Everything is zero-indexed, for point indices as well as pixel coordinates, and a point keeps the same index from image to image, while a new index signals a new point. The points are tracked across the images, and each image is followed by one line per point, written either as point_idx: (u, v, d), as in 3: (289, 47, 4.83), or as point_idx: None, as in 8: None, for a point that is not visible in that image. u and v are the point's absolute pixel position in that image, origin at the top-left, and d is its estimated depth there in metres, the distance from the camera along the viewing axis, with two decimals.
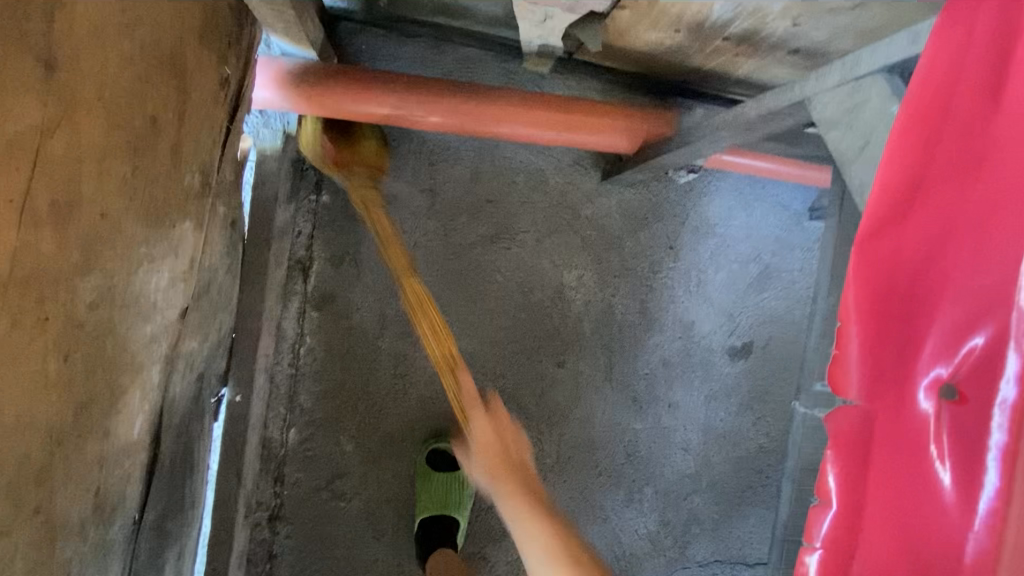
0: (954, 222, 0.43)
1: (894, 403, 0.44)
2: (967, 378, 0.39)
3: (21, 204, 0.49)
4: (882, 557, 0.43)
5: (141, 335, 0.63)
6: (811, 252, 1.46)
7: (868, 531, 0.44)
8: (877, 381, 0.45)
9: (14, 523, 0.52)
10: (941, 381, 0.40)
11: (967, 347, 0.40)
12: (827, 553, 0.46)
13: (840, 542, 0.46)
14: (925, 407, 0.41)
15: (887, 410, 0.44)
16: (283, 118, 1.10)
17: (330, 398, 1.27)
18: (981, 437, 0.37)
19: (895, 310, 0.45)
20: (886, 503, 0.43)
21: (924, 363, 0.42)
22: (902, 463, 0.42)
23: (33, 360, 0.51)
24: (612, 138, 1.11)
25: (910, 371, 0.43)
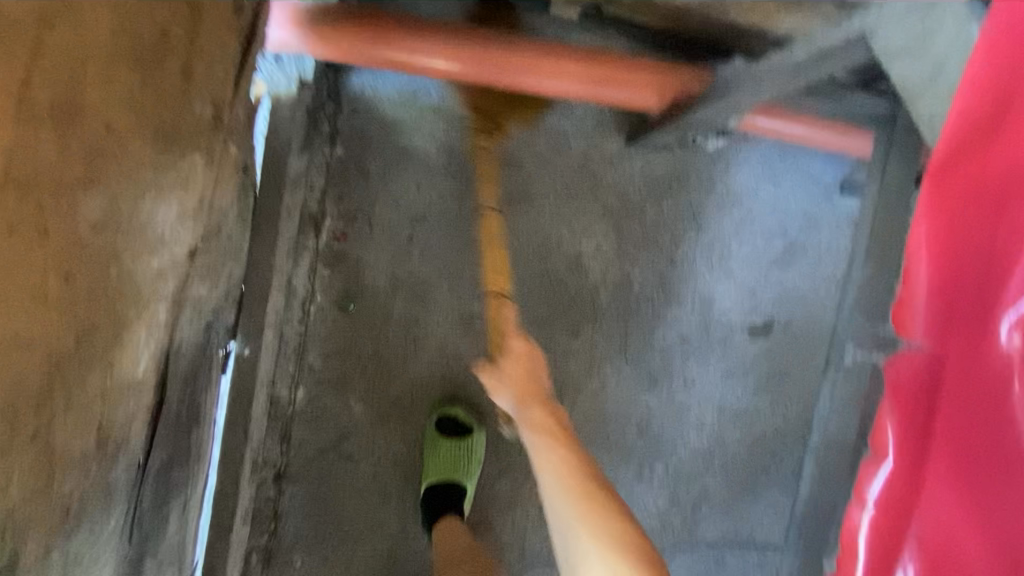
0: None
1: (967, 346, 0.46)
2: None
3: (19, 97, 0.47)
4: (948, 500, 0.47)
5: (145, 269, 0.56)
6: (840, 229, 1.41)
7: (931, 473, 0.47)
8: (948, 325, 0.47)
9: (14, 444, 0.50)
10: None
11: None
12: (882, 506, 0.50)
13: (897, 494, 0.49)
14: (1009, 347, 0.43)
15: (959, 352, 0.46)
16: (297, 63, 1.03)
17: (340, 358, 1.24)
18: None
19: (971, 250, 0.46)
20: (957, 445, 0.46)
21: (1011, 301, 0.43)
22: (979, 406, 0.45)
23: (30, 272, 0.49)
24: (642, 95, 1.06)
25: (994, 310, 0.44)
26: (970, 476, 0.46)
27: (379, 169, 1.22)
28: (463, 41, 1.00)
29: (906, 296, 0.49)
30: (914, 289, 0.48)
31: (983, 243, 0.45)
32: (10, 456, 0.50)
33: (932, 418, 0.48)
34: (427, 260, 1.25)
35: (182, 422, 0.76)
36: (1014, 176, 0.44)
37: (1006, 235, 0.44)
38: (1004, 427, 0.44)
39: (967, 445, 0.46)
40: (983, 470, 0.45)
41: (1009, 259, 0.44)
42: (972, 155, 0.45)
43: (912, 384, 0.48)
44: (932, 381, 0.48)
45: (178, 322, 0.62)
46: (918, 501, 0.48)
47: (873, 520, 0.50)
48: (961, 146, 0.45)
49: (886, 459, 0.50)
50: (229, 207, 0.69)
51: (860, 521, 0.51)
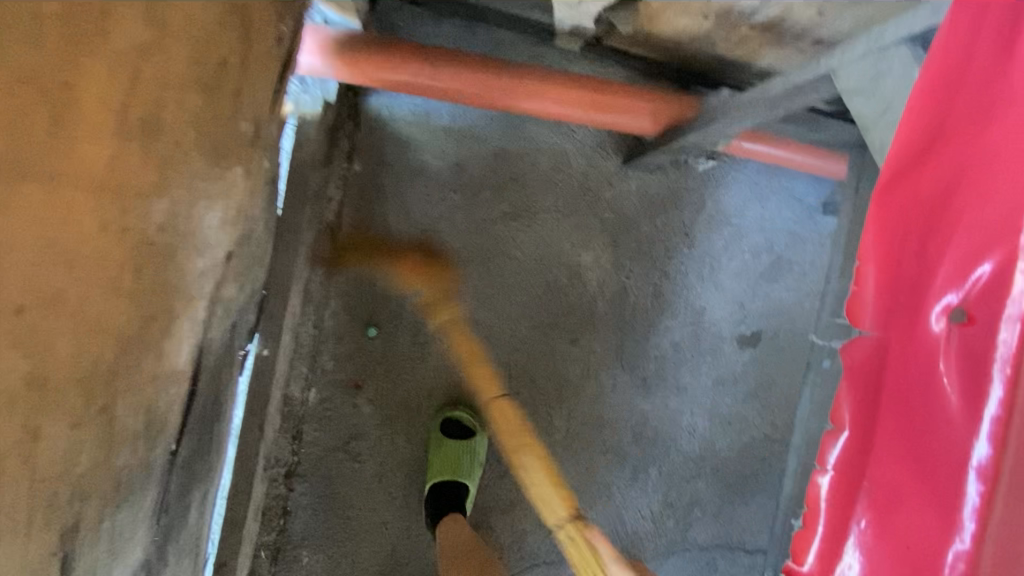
0: (963, 172, 0.49)
1: (906, 329, 0.51)
2: (976, 300, 0.46)
3: (116, 113, 0.53)
4: (891, 469, 0.49)
5: (193, 266, 0.64)
6: (823, 246, 1.50)
7: (877, 443, 0.51)
8: (893, 314, 0.53)
9: (85, 419, 0.55)
10: (952, 306, 0.47)
11: (977, 272, 0.46)
12: (837, 474, 0.53)
13: (849, 462, 0.53)
14: (937, 329, 0.48)
15: (901, 336, 0.51)
16: (321, 86, 1.14)
17: (351, 361, 1.31)
18: (990, 347, 0.44)
19: (908, 253, 0.53)
20: (898, 419, 0.50)
21: (938, 291, 0.48)
22: (914, 383, 0.49)
23: (110, 266, 0.55)
24: (637, 121, 1.16)
25: (925, 299, 0.49)
26: (909, 448, 0.48)
27: (392, 184, 1.31)
28: (470, 67, 1.09)
29: (858, 291, 0.56)
30: (864, 286, 0.55)
31: (918, 245, 0.52)
32: (80, 429, 0.55)
33: (881, 394, 0.52)
34: None
35: (209, 412, 0.82)
36: (940, 190, 0.51)
37: (940, 233, 0.50)
38: (935, 401, 0.47)
39: (906, 419, 0.49)
40: (919, 442, 0.48)
41: (937, 256, 0.49)
42: (911, 172, 0.53)
43: (863, 363, 0.54)
44: (881, 362, 0.53)
45: (213, 320, 0.70)
46: (867, 469, 0.51)
47: (828, 489, 0.53)
48: (902, 167, 0.54)
49: (844, 432, 0.54)
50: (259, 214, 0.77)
51: (820, 488, 0.54)
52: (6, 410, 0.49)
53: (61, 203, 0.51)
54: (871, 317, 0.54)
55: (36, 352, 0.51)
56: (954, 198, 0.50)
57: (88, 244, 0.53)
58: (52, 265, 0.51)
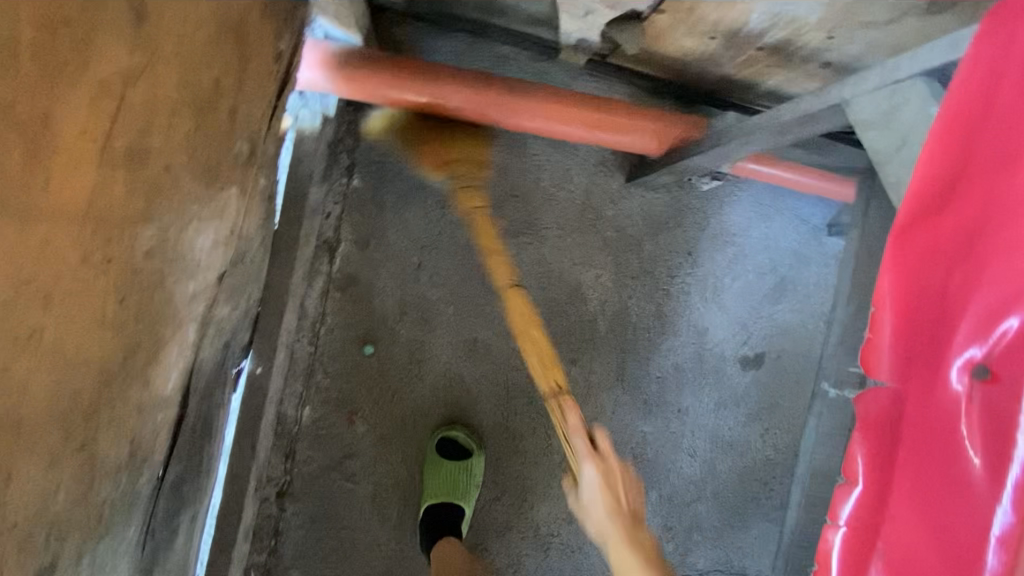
0: (989, 215, 0.47)
1: (925, 383, 0.49)
2: (999, 359, 0.43)
3: (101, 143, 0.51)
4: (906, 530, 0.47)
5: (181, 289, 0.61)
6: (827, 267, 1.48)
7: (893, 502, 0.49)
8: (909, 367, 0.51)
9: (63, 457, 0.52)
10: (974, 362, 0.45)
11: (1001, 329, 0.43)
12: (850, 531, 0.52)
13: (863, 519, 0.51)
14: (956, 388, 0.46)
15: (919, 389, 0.49)
16: (322, 101, 1.14)
17: (346, 378, 1.29)
18: (1012, 414, 0.41)
19: (928, 304, 0.51)
20: (916, 478, 0.48)
21: (959, 346, 0.46)
22: (934, 443, 0.47)
23: (95, 298, 0.52)
24: (642, 142, 1.14)
25: (945, 353, 0.47)
26: (926, 510, 0.46)
27: (391, 200, 1.29)
28: (479, 87, 1.08)
29: (873, 338, 0.54)
30: (880, 333, 0.54)
31: (936, 297, 0.50)
32: (57, 467, 0.52)
33: (898, 449, 0.50)
34: (435, 286, 1.31)
35: (198, 436, 0.79)
36: (964, 235, 0.49)
37: (959, 280, 0.48)
38: (954, 461, 0.45)
39: (924, 479, 0.47)
40: (937, 506, 0.46)
41: (957, 309, 0.48)
42: (928, 219, 0.52)
43: (878, 417, 0.52)
44: (896, 415, 0.51)
45: (201, 339, 0.68)
46: (882, 528, 0.49)
47: (840, 545, 0.52)
48: (918, 214, 0.52)
49: (857, 487, 0.53)
50: (252, 234, 0.75)
51: (831, 544, 0.53)
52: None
53: (42, 241, 0.48)
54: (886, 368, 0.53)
55: (12, 397, 0.48)
56: (974, 251, 0.48)
57: (71, 275, 0.50)
58: (28, 300, 0.48)
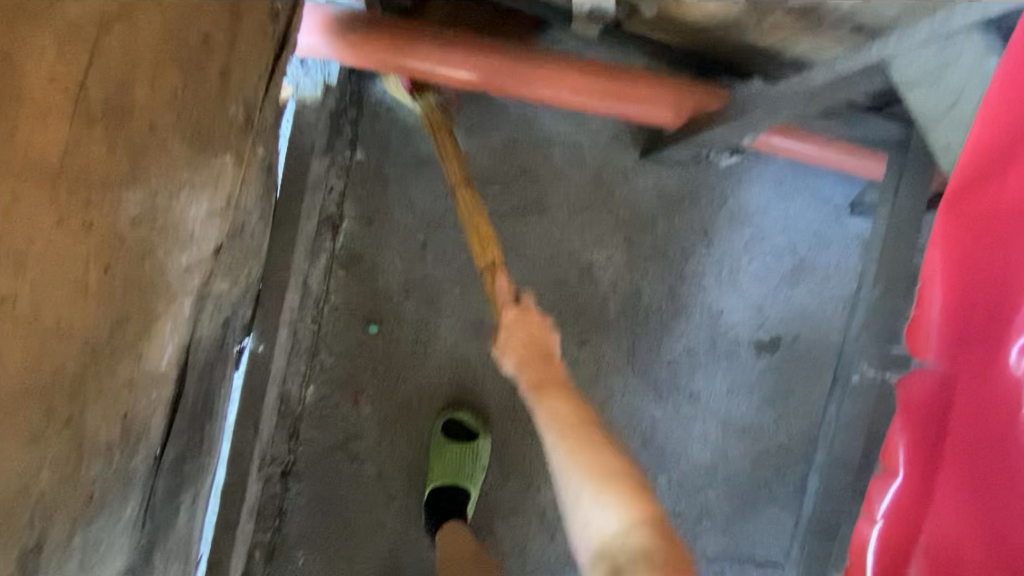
0: None
1: (980, 364, 0.45)
2: None
3: (76, 95, 0.48)
4: (954, 523, 0.45)
5: (174, 262, 0.55)
6: (849, 249, 1.42)
7: (939, 494, 0.47)
8: (957, 345, 0.47)
9: (45, 431, 0.50)
10: None
11: None
12: (888, 524, 0.49)
13: (904, 512, 0.48)
14: (1017, 369, 0.43)
15: (971, 372, 0.46)
16: (324, 69, 1.08)
17: (350, 358, 1.26)
18: None
19: (981, 274, 0.46)
20: (966, 468, 0.45)
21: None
22: (988, 432, 0.44)
23: (74, 264, 0.49)
24: (660, 113, 1.08)
25: (1006, 333, 0.44)
26: (982, 504, 0.44)
27: (396, 174, 1.24)
28: (486, 53, 1.02)
29: (920, 317, 0.49)
30: (927, 311, 0.49)
31: (995, 269, 0.45)
32: (42, 443, 0.50)
33: (943, 440, 0.47)
34: (441, 265, 1.27)
35: (197, 416, 0.77)
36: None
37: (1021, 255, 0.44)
38: (1015, 451, 0.43)
39: (977, 470, 0.45)
40: (993, 501, 0.44)
41: (1019, 285, 0.44)
42: (987, 181, 0.47)
43: (922, 400, 0.48)
44: (943, 400, 0.47)
45: (200, 319, 0.62)
46: (926, 519, 0.47)
47: (878, 538, 0.50)
48: (971, 179, 0.47)
49: (896, 478, 0.49)
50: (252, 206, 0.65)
51: (867, 536, 0.50)
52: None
53: (14, 201, 0.47)
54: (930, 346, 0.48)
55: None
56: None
57: (47, 240, 0.48)
58: (2, 266, 0.46)
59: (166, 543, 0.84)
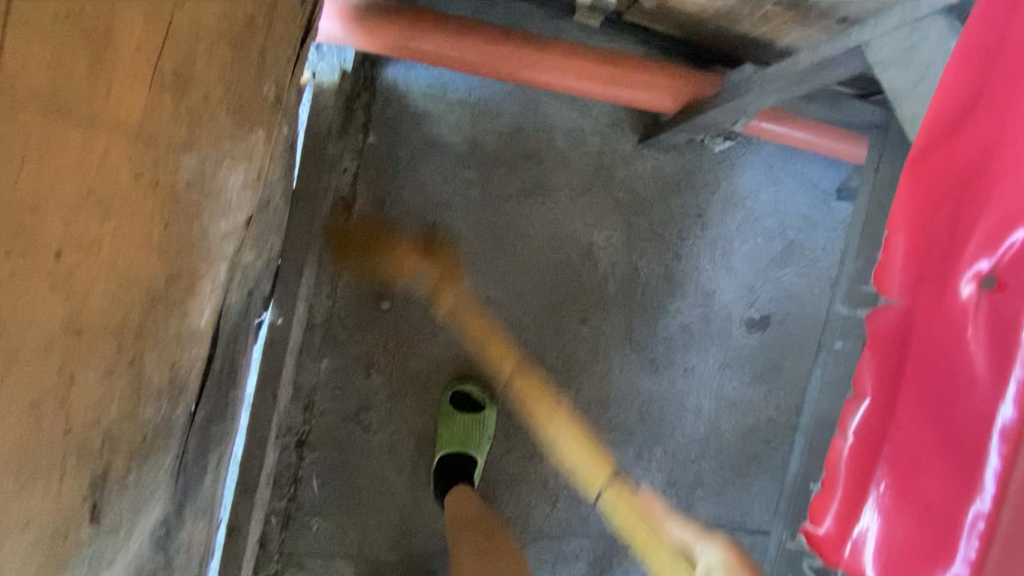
0: (1004, 135, 0.49)
1: (934, 296, 0.51)
2: (1007, 268, 0.47)
3: (152, 62, 0.51)
4: (911, 435, 0.50)
5: (214, 229, 0.60)
6: (835, 232, 1.50)
7: (897, 411, 0.52)
8: (916, 281, 0.53)
9: (116, 368, 0.55)
10: (983, 273, 0.48)
11: (1008, 241, 0.47)
12: (858, 440, 0.54)
13: (870, 429, 0.53)
14: (965, 297, 0.48)
15: (927, 304, 0.51)
16: (340, 55, 1.14)
17: (362, 333, 1.32)
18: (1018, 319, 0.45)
19: (939, 221, 0.52)
20: (920, 385, 0.50)
21: (970, 258, 0.49)
22: (939, 352, 0.49)
23: (143, 217, 0.54)
24: (657, 98, 1.15)
25: (955, 266, 0.50)
26: (934, 414, 0.49)
27: (407, 157, 1.29)
28: (496, 42, 1.08)
29: (886, 259, 0.55)
30: (892, 254, 0.55)
31: (948, 213, 0.52)
32: (113, 376, 0.55)
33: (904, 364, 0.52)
34: (449, 244, 1.32)
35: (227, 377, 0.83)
36: (977, 158, 0.50)
37: (969, 203, 0.50)
38: (961, 366, 0.48)
39: (930, 385, 0.50)
40: (943, 412, 0.48)
41: (968, 225, 0.50)
42: (947, 140, 0.52)
43: (887, 332, 0.54)
44: (904, 331, 0.53)
45: (232, 285, 0.66)
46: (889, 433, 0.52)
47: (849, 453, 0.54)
48: (935, 137, 0.53)
49: (865, 399, 0.55)
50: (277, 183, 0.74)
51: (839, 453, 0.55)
52: (44, 351, 0.50)
53: (100, 153, 0.50)
54: (891, 284, 0.55)
55: (75, 295, 0.51)
56: (987, 171, 0.50)
57: (122, 192, 0.52)
58: (88, 209, 0.50)
59: (195, 497, 0.90)
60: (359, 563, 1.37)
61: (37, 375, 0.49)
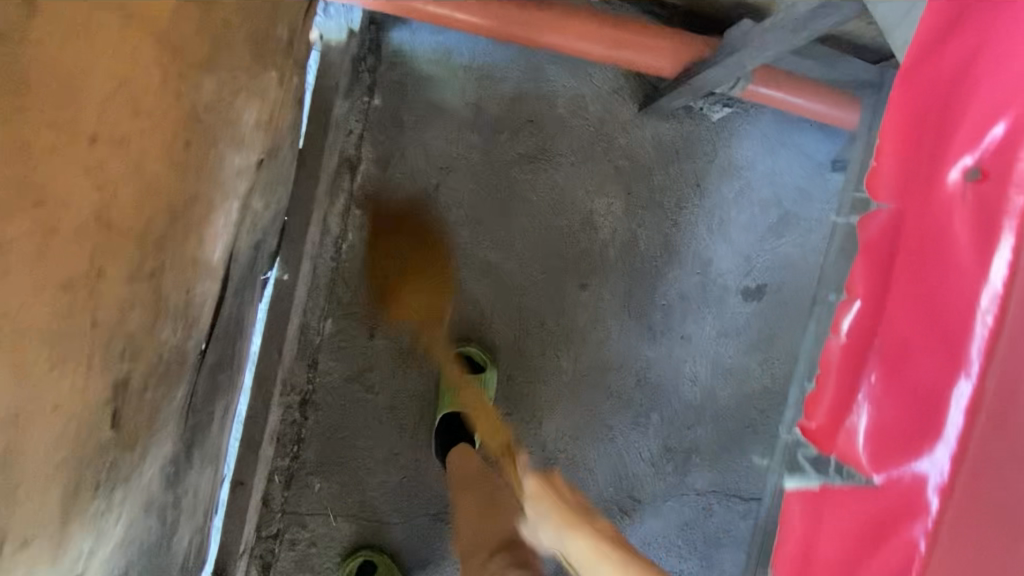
0: (989, 35, 0.52)
1: (922, 198, 0.54)
2: (990, 160, 0.50)
3: None
4: (902, 325, 0.54)
5: (231, 161, 0.63)
6: (829, 203, 1.53)
7: (888, 305, 0.55)
8: (908, 187, 0.56)
9: (137, 275, 0.54)
10: (968, 167, 0.51)
11: (991, 135, 0.50)
12: (851, 338, 0.58)
13: (863, 327, 0.57)
14: (953, 190, 0.52)
15: (916, 203, 0.55)
16: (347, 14, 1.14)
17: (366, 294, 1.34)
18: (1002, 204, 0.49)
19: (929, 125, 0.55)
20: (910, 278, 0.54)
21: (957, 155, 0.52)
22: (929, 246, 0.53)
23: (166, 127, 0.54)
24: (658, 61, 1.18)
25: (943, 164, 0.53)
26: (922, 304, 0.53)
27: (411, 121, 1.31)
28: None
29: (879, 168, 0.59)
30: (885, 162, 0.58)
31: (938, 115, 0.54)
32: (134, 283, 0.54)
33: (894, 263, 0.56)
34: (452, 208, 1.35)
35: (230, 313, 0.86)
36: (965, 60, 0.53)
37: (958, 102, 0.53)
38: (949, 255, 0.52)
39: (919, 276, 0.53)
40: (931, 300, 0.52)
41: (955, 124, 0.53)
42: (938, 47, 0.55)
43: (877, 238, 0.58)
44: (893, 232, 0.57)
45: (240, 225, 0.72)
46: (878, 327, 0.56)
47: (839, 351, 0.59)
48: (927, 45, 0.55)
49: (857, 300, 0.58)
50: (283, 127, 0.79)
51: (831, 351, 0.59)
52: (76, 238, 0.49)
53: (131, 58, 0.51)
54: (884, 192, 0.58)
55: (107, 186, 0.50)
56: (972, 71, 0.52)
57: (147, 97, 0.52)
58: (117, 105, 0.50)
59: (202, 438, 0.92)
60: (362, 523, 1.40)
61: (70, 262, 0.49)
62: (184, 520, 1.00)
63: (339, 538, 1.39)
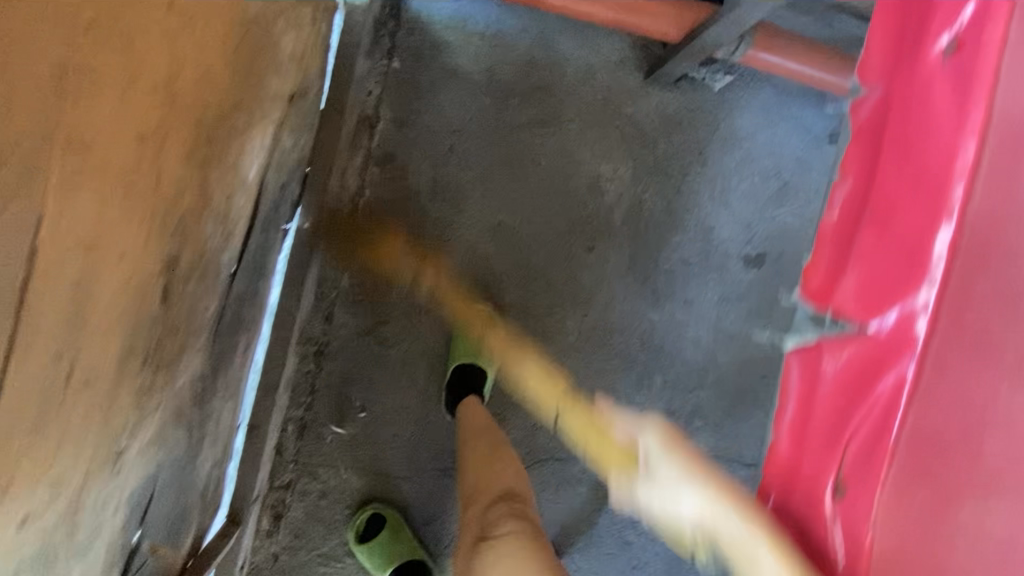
0: None
1: (908, 71, 0.74)
2: (965, 35, 0.68)
3: None
4: (892, 171, 0.72)
5: (250, 74, 0.75)
6: (827, 174, 1.59)
7: (883, 159, 0.74)
8: (890, 74, 0.77)
9: (192, 150, 0.63)
10: (947, 43, 0.70)
11: (959, 18, 0.69)
12: (851, 188, 0.79)
13: (857, 183, 0.78)
14: (937, 56, 0.70)
15: (903, 80, 0.74)
16: None
17: (381, 249, 1.39)
18: (981, 66, 0.66)
19: (910, 26, 0.77)
20: (897, 136, 0.73)
21: (937, 38, 0.71)
22: (914, 108, 0.71)
23: (220, 30, 0.65)
24: (661, 25, 1.25)
25: (925, 43, 0.72)
26: (908, 152, 0.71)
27: (428, 84, 1.38)
28: None
29: (868, 62, 0.81)
30: (873, 58, 0.81)
31: (916, 20, 0.75)
32: (189, 159, 0.62)
33: (886, 129, 0.75)
34: (464, 168, 1.41)
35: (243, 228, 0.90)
36: None
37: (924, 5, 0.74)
38: (927, 112, 0.70)
39: (908, 132, 0.72)
40: (914, 149, 0.71)
41: (931, 15, 0.72)
42: None
43: (866, 118, 0.80)
44: (884, 109, 0.77)
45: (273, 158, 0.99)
46: (878, 176, 0.74)
47: (840, 199, 0.79)
48: None
49: (852, 167, 0.80)
50: (308, 85, 1.06)
51: (833, 204, 0.81)
52: (149, 95, 0.53)
53: None
54: (873, 82, 0.80)
55: (177, 58, 0.57)
56: None
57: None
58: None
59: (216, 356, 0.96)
60: (372, 476, 1.42)
61: (144, 117, 0.53)
62: (206, 447, 1.03)
63: (348, 491, 1.42)
